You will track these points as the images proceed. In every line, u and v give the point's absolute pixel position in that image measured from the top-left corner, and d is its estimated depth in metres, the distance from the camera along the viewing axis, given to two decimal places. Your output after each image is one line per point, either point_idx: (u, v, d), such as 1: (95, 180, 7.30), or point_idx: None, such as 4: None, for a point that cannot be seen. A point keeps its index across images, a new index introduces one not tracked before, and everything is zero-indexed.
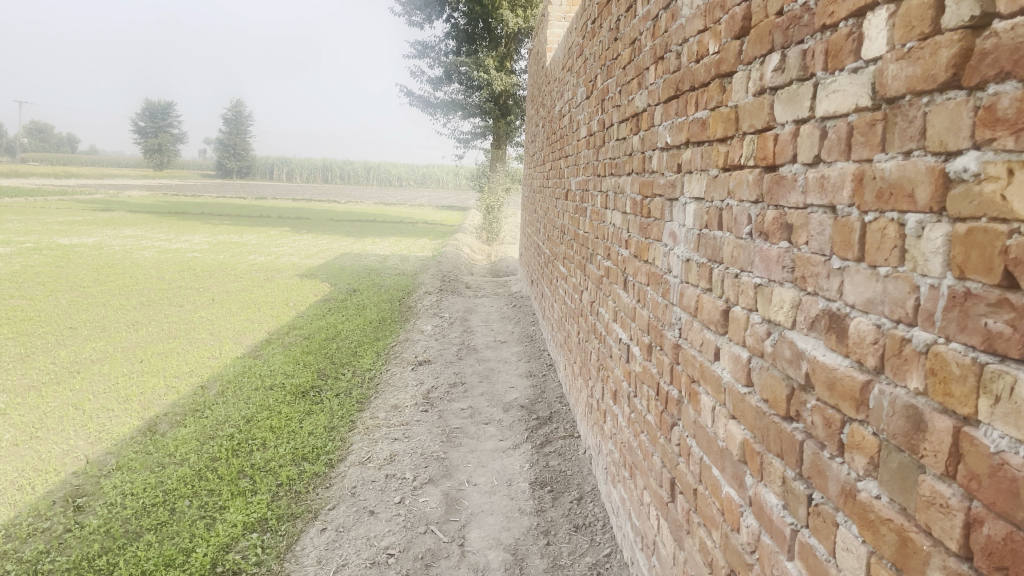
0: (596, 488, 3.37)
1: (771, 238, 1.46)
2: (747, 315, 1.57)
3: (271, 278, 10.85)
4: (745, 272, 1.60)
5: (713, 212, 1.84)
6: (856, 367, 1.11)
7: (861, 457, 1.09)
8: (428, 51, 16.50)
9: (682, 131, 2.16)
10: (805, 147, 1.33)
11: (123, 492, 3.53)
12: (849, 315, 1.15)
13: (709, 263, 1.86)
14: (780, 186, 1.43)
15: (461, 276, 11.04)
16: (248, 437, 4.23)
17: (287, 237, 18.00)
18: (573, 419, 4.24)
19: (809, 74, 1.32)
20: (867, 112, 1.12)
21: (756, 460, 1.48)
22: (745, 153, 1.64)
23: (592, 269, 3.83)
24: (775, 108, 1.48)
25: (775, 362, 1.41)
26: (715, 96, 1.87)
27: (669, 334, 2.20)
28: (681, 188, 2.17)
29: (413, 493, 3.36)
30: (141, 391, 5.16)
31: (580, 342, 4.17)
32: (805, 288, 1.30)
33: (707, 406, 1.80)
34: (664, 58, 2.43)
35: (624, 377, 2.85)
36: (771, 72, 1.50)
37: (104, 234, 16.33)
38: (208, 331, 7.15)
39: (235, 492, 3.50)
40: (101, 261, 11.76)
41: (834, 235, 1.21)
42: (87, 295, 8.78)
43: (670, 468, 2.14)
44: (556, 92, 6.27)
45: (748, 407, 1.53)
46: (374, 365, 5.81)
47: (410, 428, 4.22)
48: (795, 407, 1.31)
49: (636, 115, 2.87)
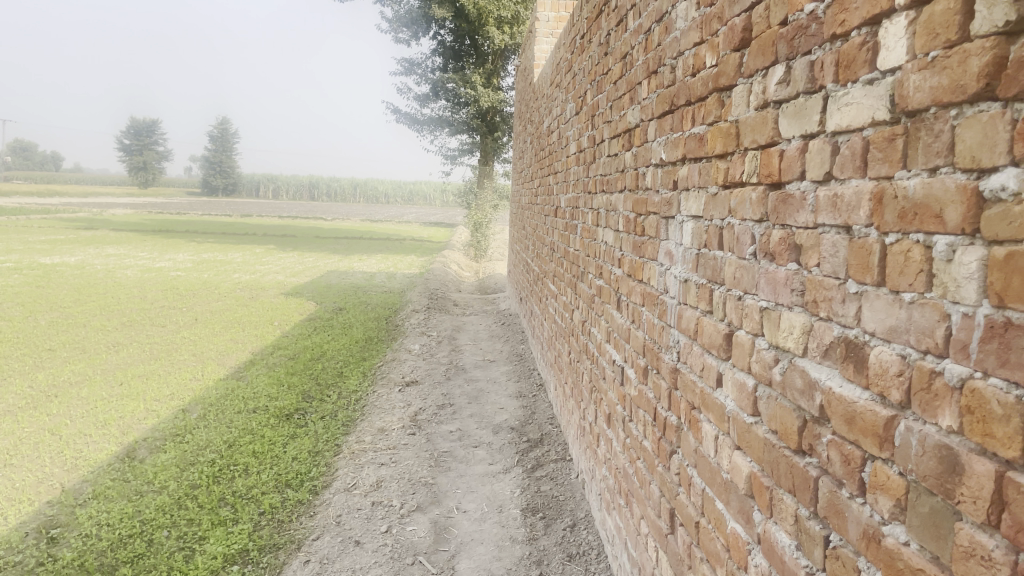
0: (589, 514, 3.27)
1: (778, 259, 1.38)
2: (752, 340, 1.49)
3: (255, 297, 10.71)
4: (749, 294, 1.52)
5: (713, 231, 1.77)
6: (878, 401, 1.03)
7: (886, 498, 1.00)
8: (415, 68, 16.47)
9: (678, 147, 2.09)
10: (814, 164, 1.25)
11: (99, 523, 3.40)
12: (868, 344, 1.07)
13: (708, 285, 1.78)
14: (787, 205, 1.36)
15: (450, 294, 10.94)
16: (229, 463, 4.11)
17: (272, 255, 17.84)
18: (565, 442, 4.15)
19: (818, 87, 1.25)
20: (884, 126, 1.05)
21: (764, 496, 1.39)
22: (747, 170, 1.57)
23: (583, 288, 3.75)
24: (779, 123, 1.41)
25: (784, 392, 1.32)
26: (713, 110, 1.80)
27: (667, 357, 2.11)
28: (677, 206, 2.09)
29: (400, 521, 3.25)
30: (120, 415, 5.02)
31: (571, 362, 4.08)
32: (816, 313, 1.22)
33: (709, 434, 1.72)
34: (658, 73, 2.36)
35: (618, 400, 2.77)
36: (775, 85, 1.43)
37: (86, 253, 16.13)
38: (190, 352, 7.01)
39: (216, 521, 3.37)
40: (83, 281, 11.58)
41: (848, 257, 1.13)
42: (67, 316, 8.62)
43: (669, 499, 2.05)
44: (544, 107, 6.21)
45: (755, 438, 1.45)
46: (360, 386, 5.69)
47: (396, 452, 4.11)
48: (808, 441, 1.23)
49: (628, 131, 2.81)
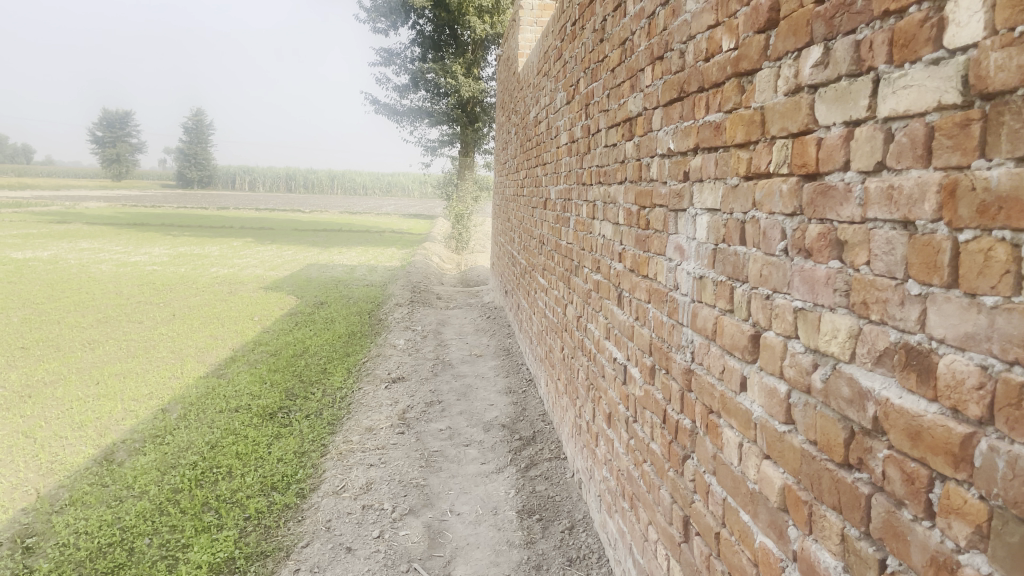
0: (588, 516, 3.17)
1: (816, 256, 1.28)
2: (784, 343, 1.39)
3: (234, 291, 10.52)
4: (780, 293, 1.42)
5: (733, 225, 1.67)
6: (951, 415, 0.93)
7: (962, 524, 0.90)
8: (394, 58, 16.28)
9: (689, 136, 1.99)
10: (861, 153, 1.15)
11: (76, 531, 3.25)
12: (935, 352, 0.97)
13: (728, 282, 1.68)
14: (826, 197, 1.26)
15: (432, 287, 10.81)
16: (212, 465, 3.97)
17: (249, 247, 17.58)
18: (558, 440, 4.05)
19: (865, 69, 1.15)
20: (954, 110, 0.95)
21: (803, 511, 1.29)
22: (775, 160, 1.46)
23: (577, 282, 3.65)
24: (816, 108, 1.31)
25: (827, 401, 1.22)
26: (732, 97, 1.70)
27: (678, 357, 2.01)
28: (688, 199, 1.99)
29: (392, 526, 3.14)
30: (97, 416, 4.85)
31: (564, 358, 3.97)
32: (867, 316, 1.12)
33: (731, 441, 1.62)
34: (664, 58, 2.25)
35: (620, 400, 2.67)
36: (811, 69, 1.32)
37: (59, 246, 15.80)
38: (168, 350, 6.82)
39: (200, 528, 3.24)
40: (55, 276, 11.30)
41: (907, 256, 1.03)
42: (40, 313, 8.38)
43: (682, 506, 1.95)
44: (531, 98, 6.07)
45: (790, 449, 1.35)
46: (345, 383, 5.56)
47: (386, 452, 3.99)
48: (857, 455, 1.13)
49: (628, 120, 2.70)
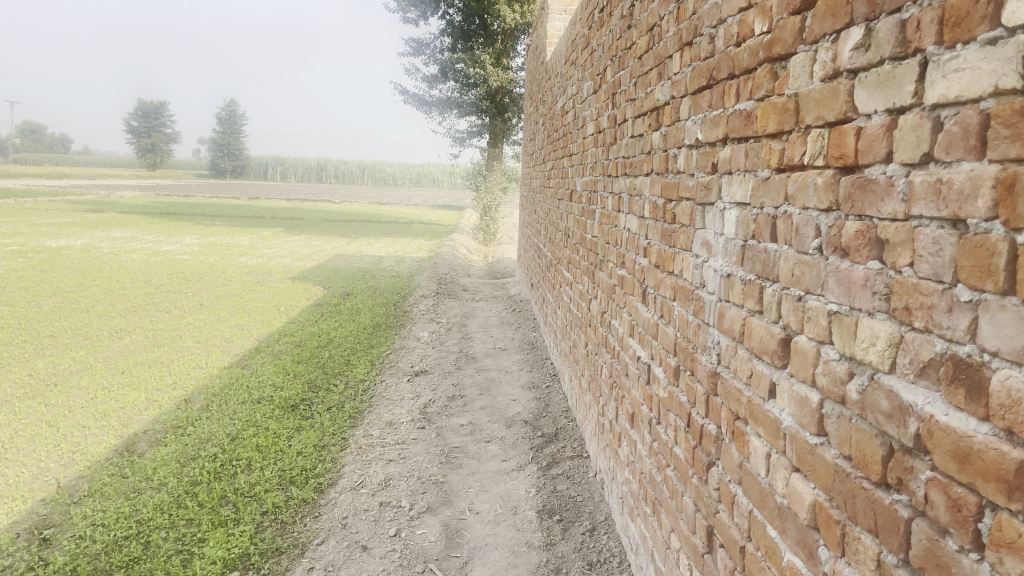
0: (609, 518, 3.09)
1: (853, 255, 1.18)
2: (817, 348, 1.28)
3: (262, 281, 10.55)
4: (813, 295, 1.32)
5: (763, 221, 1.57)
6: (1005, 437, 0.83)
7: (1016, 561, 0.81)
8: (423, 48, 16.21)
9: (718, 126, 1.88)
10: (906, 144, 1.05)
11: (94, 523, 3.24)
12: (987, 365, 0.87)
13: (758, 281, 1.58)
14: (866, 191, 1.15)
15: (459, 279, 10.75)
16: (231, 458, 3.94)
17: (279, 237, 17.67)
18: (581, 438, 3.96)
19: (911, 50, 1.05)
20: (1012, 96, 0.85)
21: (834, 531, 1.20)
22: (809, 151, 1.36)
23: (602, 277, 3.55)
24: (856, 94, 1.20)
25: (864, 414, 1.12)
26: (764, 83, 1.60)
27: (704, 359, 1.92)
28: (716, 192, 1.89)
29: (409, 524, 3.08)
30: (120, 406, 4.85)
31: (588, 353, 3.87)
32: (909, 322, 1.02)
33: (759, 451, 1.53)
34: (692, 44, 2.15)
35: (644, 400, 2.57)
36: (850, 51, 1.22)
37: (93, 235, 16.01)
38: (194, 339, 6.84)
39: (216, 522, 3.21)
40: (88, 264, 11.43)
41: (957, 257, 0.93)
42: (70, 301, 8.47)
43: (706, 515, 1.86)
44: (558, 88, 5.96)
45: (822, 463, 1.25)
46: (368, 376, 5.52)
47: (405, 447, 3.93)
48: (896, 475, 1.04)
49: (655, 109, 2.60)
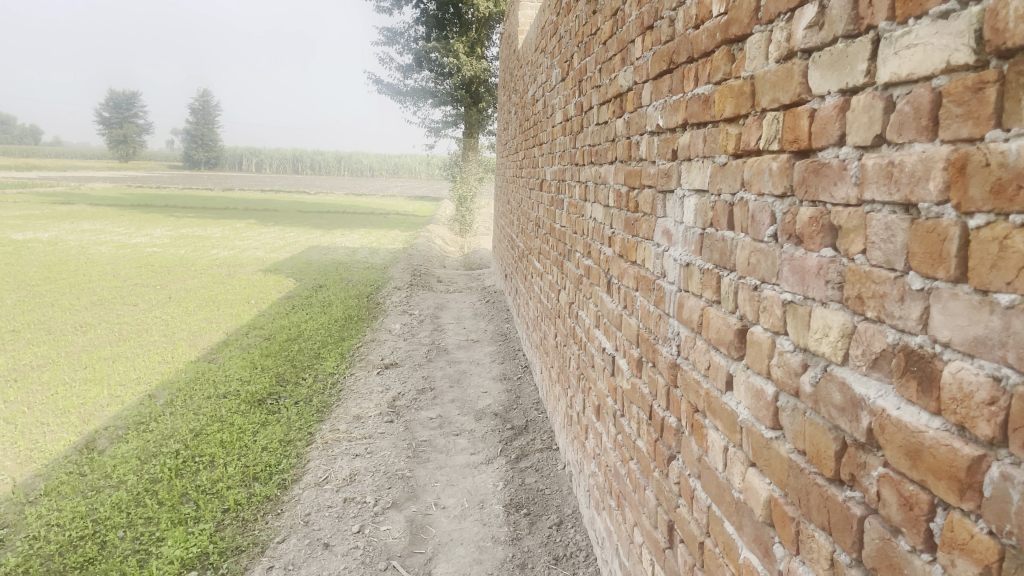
0: (577, 511, 3.05)
1: (807, 243, 1.14)
2: (772, 340, 1.24)
3: (232, 273, 10.41)
4: (768, 284, 1.27)
5: (721, 209, 1.52)
6: (956, 433, 0.79)
7: (969, 563, 0.77)
8: (397, 38, 16.05)
9: (678, 111, 1.83)
10: (859, 125, 1.00)
11: (49, 523, 3.16)
12: (937, 357, 0.83)
13: (716, 270, 1.53)
14: (819, 176, 1.11)
15: (433, 270, 10.68)
16: (194, 454, 3.86)
17: (251, 229, 17.45)
18: (550, 430, 3.92)
19: (864, 27, 1.00)
20: (963, 73, 0.80)
21: (789, 528, 1.16)
22: (765, 135, 1.31)
23: (570, 267, 3.51)
24: (810, 75, 1.16)
25: (817, 407, 1.08)
26: (722, 67, 1.55)
27: (664, 350, 1.87)
28: (677, 179, 1.84)
29: (373, 521, 3.02)
30: (81, 402, 4.75)
31: (558, 345, 3.82)
32: (862, 312, 0.98)
33: (717, 444, 1.48)
34: (653, 28, 2.09)
35: (609, 392, 2.53)
36: (804, 30, 1.17)
37: (62, 227, 15.71)
38: (161, 333, 6.71)
39: (176, 520, 3.13)
40: (54, 257, 11.20)
41: (909, 244, 0.88)
42: (34, 295, 8.30)
43: (667, 509, 1.82)
44: (529, 76, 5.89)
45: (777, 458, 1.21)
46: (338, 369, 5.44)
47: (372, 442, 3.86)
48: (849, 471, 1.00)
49: (619, 95, 2.54)
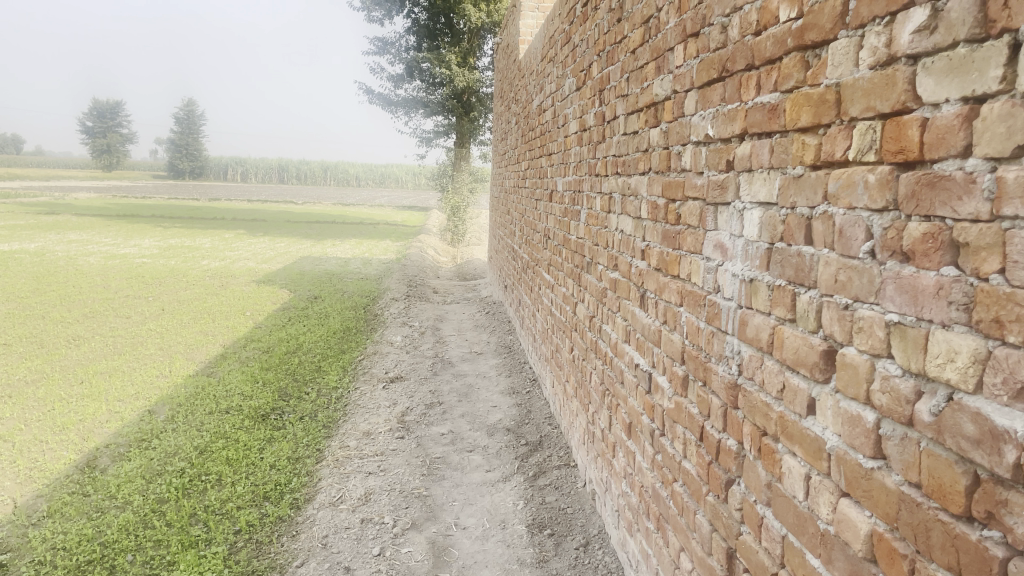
0: (603, 531, 2.96)
1: (919, 260, 1.07)
2: (872, 363, 1.17)
3: (225, 285, 10.26)
4: (864, 303, 1.20)
5: (795, 222, 1.45)
6: None
7: None
8: (388, 48, 15.97)
9: (734, 120, 1.76)
10: (992, 136, 0.93)
11: (54, 547, 3.04)
12: None
13: (789, 287, 1.46)
14: (936, 188, 1.04)
15: (428, 281, 10.56)
16: (200, 472, 3.74)
17: (241, 239, 17.27)
18: (567, 446, 3.84)
19: (997, 31, 0.93)
20: None
21: (900, 565, 1.08)
22: (856, 145, 1.25)
23: (590, 280, 3.43)
24: (918, 82, 1.09)
25: (939, 438, 1.01)
26: (793, 74, 1.48)
27: (720, 370, 1.79)
28: (733, 191, 1.77)
29: (394, 543, 2.92)
30: (80, 418, 4.61)
31: (574, 359, 3.74)
32: (1001, 337, 0.91)
33: (795, 471, 1.40)
34: (699, 35, 2.03)
35: (644, 409, 2.45)
36: (910, 35, 1.10)
37: (49, 238, 15.48)
38: (156, 346, 6.57)
39: (187, 543, 3.02)
40: (41, 268, 11.00)
41: None
42: (24, 307, 8.13)
43: (725, 536, 1.74)
44: (534, 86, 5.81)
45: (881, 490, 1.13)
46: (341, 383, 5.33)
47: (385, 459, 3.76)
48: (986, 508, 0.92)
49: (653, 104, 2.47)
